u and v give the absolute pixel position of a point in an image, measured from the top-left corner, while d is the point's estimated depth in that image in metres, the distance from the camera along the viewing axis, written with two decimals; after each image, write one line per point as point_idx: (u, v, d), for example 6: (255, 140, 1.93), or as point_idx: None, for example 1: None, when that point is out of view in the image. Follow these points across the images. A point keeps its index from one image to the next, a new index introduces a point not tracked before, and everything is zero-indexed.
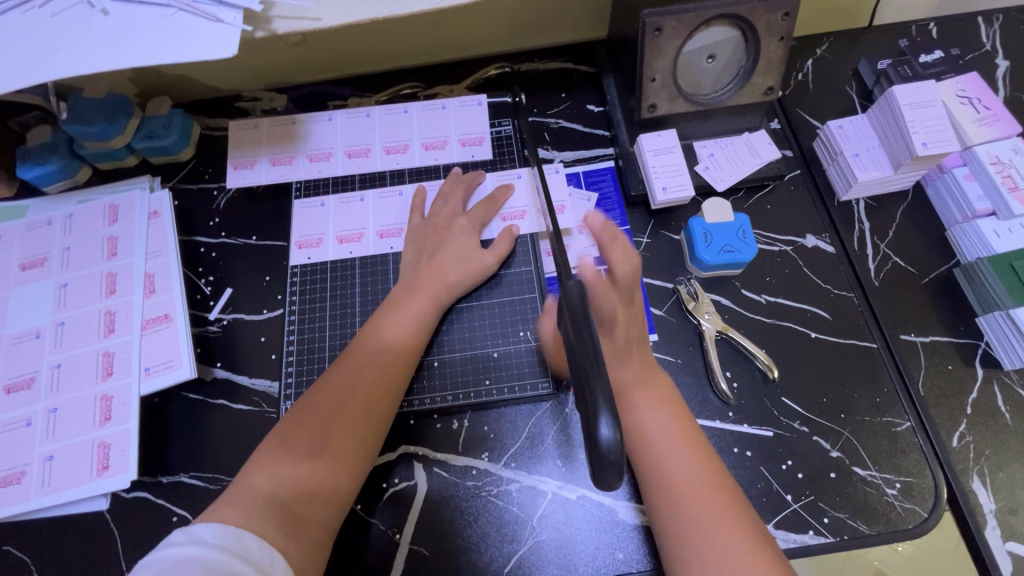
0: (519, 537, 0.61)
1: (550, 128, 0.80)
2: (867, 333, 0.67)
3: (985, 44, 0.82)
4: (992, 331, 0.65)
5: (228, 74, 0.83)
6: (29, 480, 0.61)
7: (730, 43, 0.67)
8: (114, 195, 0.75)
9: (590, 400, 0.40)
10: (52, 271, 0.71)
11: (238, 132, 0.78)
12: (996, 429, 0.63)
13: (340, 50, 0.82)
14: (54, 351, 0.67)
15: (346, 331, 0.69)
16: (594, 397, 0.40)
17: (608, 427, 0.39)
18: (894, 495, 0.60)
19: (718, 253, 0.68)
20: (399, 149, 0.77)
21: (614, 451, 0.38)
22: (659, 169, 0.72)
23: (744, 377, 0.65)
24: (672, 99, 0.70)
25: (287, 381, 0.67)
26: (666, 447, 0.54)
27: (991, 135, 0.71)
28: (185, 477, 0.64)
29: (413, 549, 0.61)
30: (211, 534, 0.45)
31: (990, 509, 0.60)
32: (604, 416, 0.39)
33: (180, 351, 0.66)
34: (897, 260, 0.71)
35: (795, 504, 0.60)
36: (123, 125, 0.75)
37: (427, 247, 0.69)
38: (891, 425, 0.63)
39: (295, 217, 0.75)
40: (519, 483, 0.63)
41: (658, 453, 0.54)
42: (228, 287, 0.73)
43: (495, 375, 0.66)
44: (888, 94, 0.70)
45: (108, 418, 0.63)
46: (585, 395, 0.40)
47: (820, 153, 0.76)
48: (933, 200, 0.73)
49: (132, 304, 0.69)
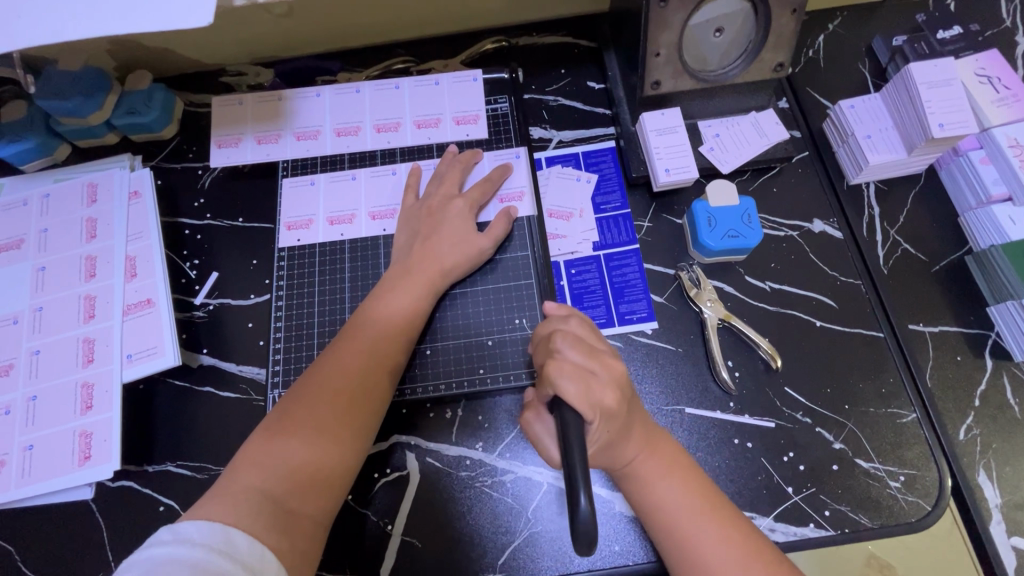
0: (514, 528, 0.59)
1: (548, 106, 0.77)
2: (874, 322, 0.65)
3: (1005, 19, 0.78)
4: (1003, 321, 0.63)
5: (211, 47, 0.79)
6: (10, 470, 0.59)
7: (739, 16, 0.63)
8: (93, 174, 0.72)
9: (570, 477, 0.43)
10: (29, 254, 0.68)
11: (222, 108, 0.75)
12: (1004, 421, 0.61)
13: (328, 22, 0.78)
14: (32, 336, 0.64)
15: (335, 317, 0.67)
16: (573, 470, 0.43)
17: (585, 500, 0.41)
18: (897, 488, 0.59)
19: (722, 238, 0.65)
20: (390, 127, 0.74)
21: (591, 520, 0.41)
22: (662, 150, 0.69)
23: (746, 367, 0.63)
24: (676, 76, 0.67)
25: (274, 368, 0.65)
26: (667, 484, 0.52)
27: (1010, 117, 0.68)
28: (171, 466, 0.63)
29: (405, 540, 0.59)
30: (198, 532, 0.44)
31: (995, 503, 0.59)
32: (583, 490, 0.42)
33: (163, 337, 0.64)
34: (907, 247, 0.68)
35: (795, 497, 0.59)
36: (101, 100, 0.71)
37: (422, 230, 0.66)
38: (896, 417, 0.61)
39: (284, 197, 0.72)
40: (513, 473, 0.61)
41: (657, 484, 0.52)
42: (213, 272, 0.71)
43: (489, 363, 0.64)
44: (904, 72, 0.67)
45: (89, 407, 0.61)
46: (567, 470, 0.43)
47: (830, 134, 0.73)
48: (947, 185, 0.70)
49: (113, 288, 0.66)
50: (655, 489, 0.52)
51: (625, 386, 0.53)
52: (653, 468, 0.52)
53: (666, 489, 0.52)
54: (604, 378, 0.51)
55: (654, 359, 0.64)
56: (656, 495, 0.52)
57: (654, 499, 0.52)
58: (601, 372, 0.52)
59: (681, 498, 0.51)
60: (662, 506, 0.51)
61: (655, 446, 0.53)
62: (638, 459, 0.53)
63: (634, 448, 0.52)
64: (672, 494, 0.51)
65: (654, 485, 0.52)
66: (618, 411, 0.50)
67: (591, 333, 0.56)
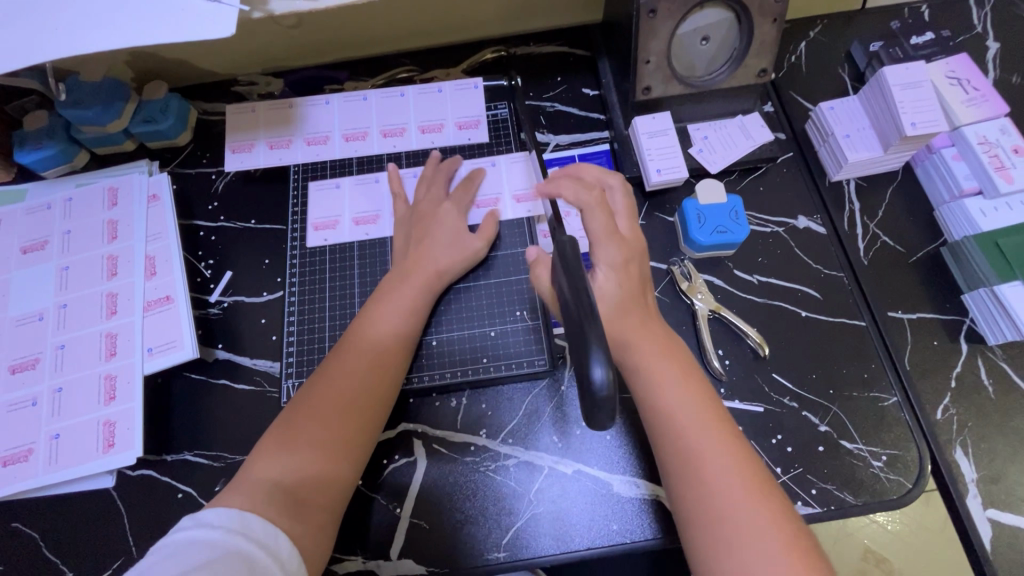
0: (517, 510, 0.62)
1: (546, 111, 0.81)
2: (856, 311, 0.68)
3: (976, 26, 0.82)
4: (977, 307, 0.67)
5: (224, 58, 0.83)
6: (37, 458, 0.62)
7: (724, 25, 0.67)
8: (113, 178, 0.75)
9: (583, 343, 0.42)
10: (53, 254, 0.72)
11: (235, 116, 0.78)
12: (979, 402, 0.65)
13: (335, 33, 0.82)
14: (57, 332, 0.68)
15: (345, 311, 0.70)
16: (588, 343, 0.42)
17: (601, 371, 0.41)
18: (880, 467, 0.62)
19: (710, 233, 0.69)
20: (396, 132, 0.78)
21: (605, 391, 0.41)
22: (653, 151, 0.73)
23: (735, 355, 0.67)
24: (666, 81, 0.71)
25: (288, 361, 0.68)
26: (672, 390, 0.54)
27: (980, 116, 0.72)
28: (189, 455, 0.66)
29: (414, 523, 0.62)
30: (216, 516, 0.47)
31: (972, 479, 0.62)
32: (598, 360, 0.41)
33: (182, 332, 0.67)
34: (887, 241, 0.72)
35: (784, 476, 0.62)
36: (120, 109, 0.75)
37: (415, 233, 0.69)
38: (877, 400, 0.64)
39: (312, 199, 0.75)
40: (516, 458, 0.64)
41: (668, 391, 0.54)
42: (228, 271, 0.74)
43: (491, 353, 0.67)
44: (879, 75, 0.71)
45: (112, 397, 0.65)
46: (579, 339, 0.42)
47: (812, 135, 0.77)
48: (922, 180, 0.74)
49: (134, 286, 0.69)
50: (665, 395, 0.54)
51: (631, 266, 0.60)
52: (668, 377, 0.55)
53: (672, 395, 0.54)
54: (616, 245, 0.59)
55: None
56: (666, 401, 0.54)
57: (663, 405, 0.54)
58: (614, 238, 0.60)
59: (689, 408, 0.53)
60: (669, 413, 0.53)
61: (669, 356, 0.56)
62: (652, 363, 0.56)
63: (647, 347, 0.57)
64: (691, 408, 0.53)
65: (665, 398, 0.54)
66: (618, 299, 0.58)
67: (600, 207, 0.61)
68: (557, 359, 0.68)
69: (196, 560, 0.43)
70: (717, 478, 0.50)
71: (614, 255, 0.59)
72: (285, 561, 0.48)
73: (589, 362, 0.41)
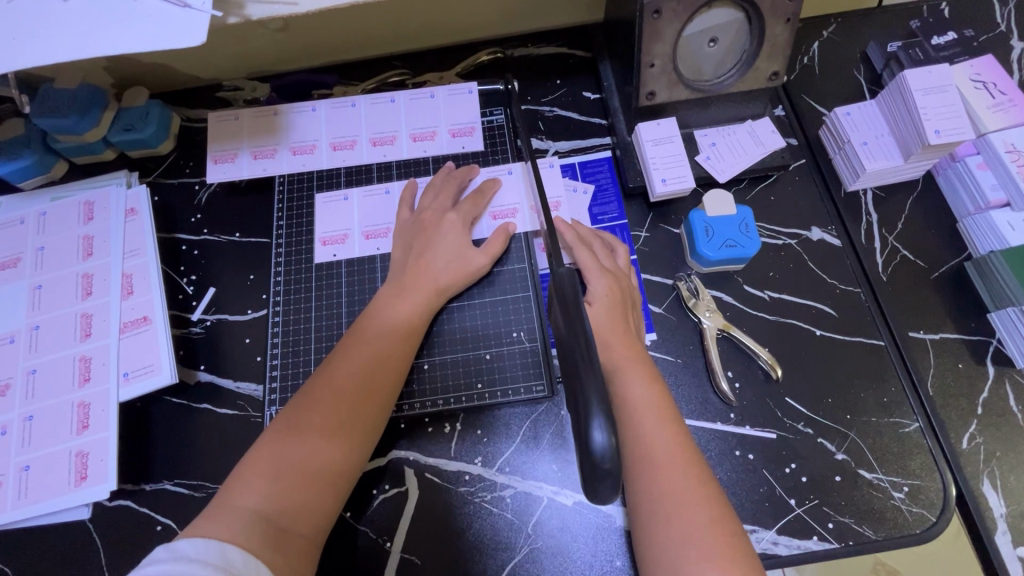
0: (514, 544, 0.59)
1: (544, 117, 0.77)
2: (875, 330, 0.64)
3: (1000, 24, 0.78)
4: (1004, 328, 0.63)
5: (207, 63, 0.79)
6: (6, 491, 0.59)
7: (733, 26, 0.63)
8: (89, 191, 0.72)
9: (583, 402, 0.40)
10: (26, 272, 0.68)
11: (217, 124, 0.74)
12: (1006, 429, 0.61)
13: (323, 36, 0.78)
14: (29, 356, 0.64)
15: (333, 331, 0.67)
16: (587, 398, 0.39)
17: (601, 433, 0.38)
18: (901, 499, 0.58)
19: (719, 248, 0.65)
20: (386, 141, 0.74)
21: (608, 455, 0.38)
22: (658, 160, 0.69)
23: (746, 377, 0.63)
24: (671, 86, 0.67)
25: (271, 386, 0.64)
26: (651, 426, 0.52)
27: (1007, 123, 0.68)
28: (169, 485, 0.62)
29: (405, 558, 0.59)
30: (194, 549, 0.44)
31: (1000, 513, 0.58)
32: (597, 423, 0.39)
33: (160, 355, 0.64)
34: (906, 254, 0.68)
35: (798, 509, 0.58)
36: (97, 117, 0.72)
37: (416, 244, 0.65)
38: (897, 426, 0.61)
39: (319, 212, 0.71)
40: (513, 488, 0.61)
41: (649, 433, 0.52)
42: (211, 287, 0.71)
43: (488, 377, 0.64)
44: (899, 79, 0.66)
45: (86, 426, 0.61)
46: (580, 395, 0.40)
47: (826, 141, 0.73)
48: (945, 190, 0.70)
49: (110, 306, 0.66)
50: (641, 427, 0.52)
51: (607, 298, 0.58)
52: (645, 410, 0.53)
53: (654, 435, 0.52)
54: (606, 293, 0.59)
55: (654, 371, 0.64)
56: (649, 447, 0.51)
57: (643, 447, 0.51)
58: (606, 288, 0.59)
59: (672, 452, 0.51)
60: (647, 456, 0.51)
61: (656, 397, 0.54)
62: (638, 399, 0.54)
63: (638, 385, 0.55)
64: (666, 445, 0.51)
65: (649, 440, 0.52)
66: (608, 334, 0.57)
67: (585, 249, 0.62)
68: (556, 383, 0.64)
69: None
70: (686, 518, 0.48)
71: (602, 294, 0.59)
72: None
73: (590, 423, 0.39)
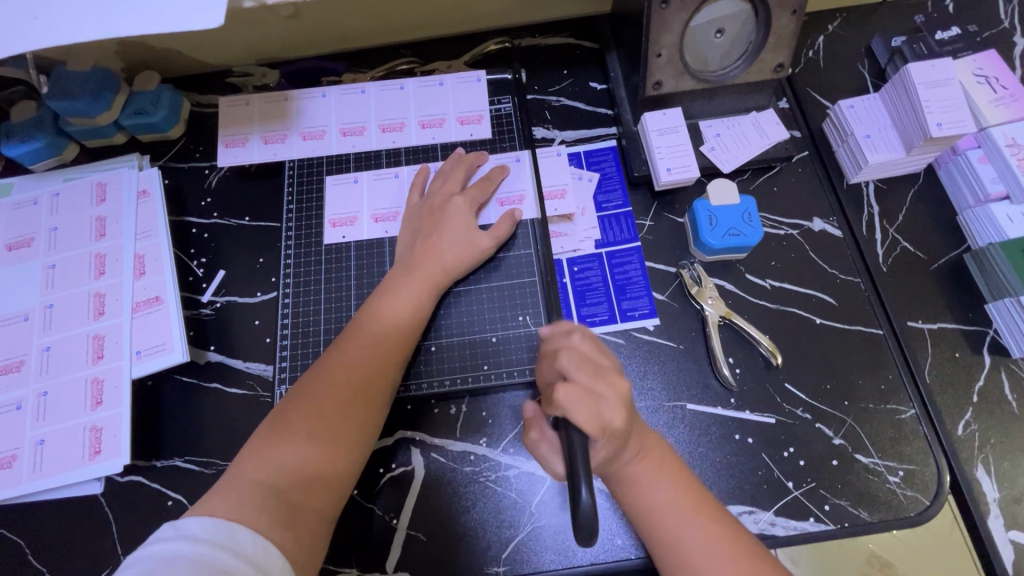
0: (517, 522, 0.60)
1: (551, 106, 0.78)
2: (873, 319, 0.66)
3: (1003, 20, 0.78)
4: (1002, 318, 0.64)
5: (218, 48, 0.80)
6: (21, 464, 0.60)
7: (740, 17, 0.64)
8: (102, 173, 0.73)
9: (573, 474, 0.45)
10: (39, 252, 0.69)
11: (229, 109, 0.75)
12: (1001, 417, 0.62)
13: (333, 23, 0.79)
14: (43, 333, 0.65)
15: (342, 313, 0.68)
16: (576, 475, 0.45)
17: (587, 495, 0.44)
18: (896, 483, 0.59)
19: (722, 236, 0.66)
20: (395, 127, 0.75)
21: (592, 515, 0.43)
22: (663, 149, 0.70)
23: (747, 364, 0.64)
24: (678, 76, 0.68)
25: (282, 365, 0.66)
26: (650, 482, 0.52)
27: (1007, 117, 0.69)
28: (180, 461, 0.64)
29: (410, 535, 0.60)
30: (201, 528, 0.44)
31: (993, 498, 0.60)
32: (584, 485, 0.45)
33: (172, 334, 0.65)
34: (906, 245, 0.69)
35: (795, 491, 0.59)
36: (110, 100, 0.72)
37: (423, 228, 0.66)
38: (895, 413, 0.62)
39: (328, 195, 0.72)
40: (517, 469, 0.62)
41: (647, 487, 0.52)
42: (220, 270, 0.72)
43: (493, 359, 0.65)
44: (903, 72, 0.67)
45: (99, 402, 0.62)
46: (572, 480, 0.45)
47: (829, 133, 0.73)
48: (945, 183, 0.71)
49: (123, 286, 0.67)
50: (639, 486, 0.52)
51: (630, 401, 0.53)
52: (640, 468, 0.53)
53: (653, 491, 0.52)
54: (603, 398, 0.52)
55: (655, 356, 0.65)
56: (648, 498, 0.52)
57: (647, 503, 0.52)
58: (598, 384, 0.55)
59: (671, 497, 0.52)
60: (652, 508, 0.52)
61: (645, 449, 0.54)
62: (633, 461, 0.53)
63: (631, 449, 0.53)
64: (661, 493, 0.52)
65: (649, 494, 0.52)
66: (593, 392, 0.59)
67: (597, 348, 0.55)
68: None
69: None
70: (683, 552, 0.50)
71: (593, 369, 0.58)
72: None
73: (579, 483, 0.45)
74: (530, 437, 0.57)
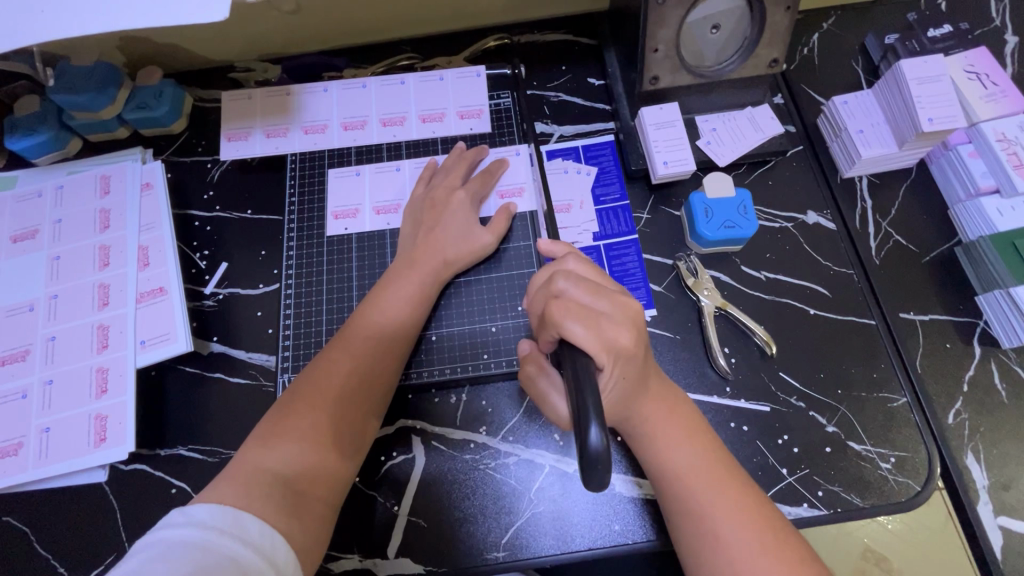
0: (516, 508, 0.61)
1: (550, 101, 0.79)
2: (866, 310, 0.67)
3: (994, 18, 0.80)
4: (991, 310, 0.65)
5: (220, 44, 0.81)
6: (26, 451, 0.61)
7: (735, 13, 0.66)
8: (106, 166, 0.74)
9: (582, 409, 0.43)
10: (44, 243, 0.70)
11: (232, 103, 0.77)
12: (991, 406, 0.63)
13: (335, 19, 0.80)
14: (48, 323, 0.66)
15: (344, 305, 0.69)
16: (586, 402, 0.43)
17: (597, 432, 0.41)
18: (888, 469, 0.61)
19: (718, 228, 0.67)
20: (396, 122, 0.76)
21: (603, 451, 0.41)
22: (660, 143, 0.71)
23: (742, 353, 0.65)
24: (674, 71, 0.69)
25: (284, 355, 0.67)
26: (680, 445, 0.54)
27: (997, 112, 0.70)
28: (183, 450, 0.64)
29: (411, 521, 0.61)
30: (208, 515, 0.45)
31: (982, 484, 0.61)
32: (594, 422, 0.42)
33: (175, 324, 0.66)
34: (898, 239, 0.70)
35: (790, 478, 0.61)
36: (113, 95, 0.73)
37: (425, 221, 0.67)
38: (887, 401, 0.63)
39: (331, 188, 0.73)
40: (516, 456, 0.63)
41: (669, 452, 0.53)
42: (223, 262, 0.72)
43: (492, 349, 0.66)
44: (895, 68, 0.69)
45: (104, 391, 0.63)
46: (578, 404, 0.44)
47: (823, 128, 0.75)
48: (937, 178, 0.72)
49: (127, 277, 0.68)
50: (669, 451, 0.53)
51: (643, 326, 0.53)
52: (665, 430, 0.54)
53: (678, 453, 0.53)
54: (615, 321, 0.51)
55: (652, 346, 0.66)
56: (670, 460, 0.53)
57: (670, 463, 0.53)
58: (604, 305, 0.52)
59: (698, 465, 0.52)
60: (673, 466, 0.53)
61: (670, 410, 0.55)
62: (648, 420, 0.55)
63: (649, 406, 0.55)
64: (687, 460, 0.53)
65: (668, 447, 0.53)
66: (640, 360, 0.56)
67: (594, 272, 0.57)
68: None
69: (185, 564, 0.41)
70: (708, 515, 0.50)
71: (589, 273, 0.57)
72: (280, 566, 0.45)
73: (587, 421, 0.42)
74: (527, 372, 0.57)
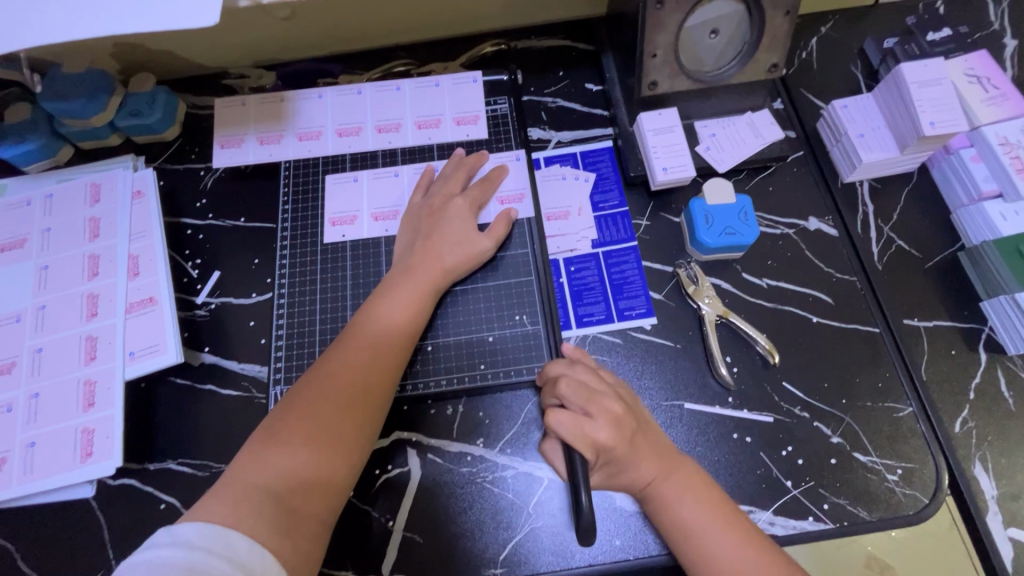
0: (515, 524, 0.60)
1: (547, 107, 0.78)
2: (868, 317, 0.66)
3: (993, 22, 0.79)
4: (997, 316, 0.64)
5: (213, 50, 0.80)
6: (11, 467, 0.60)
7: (733, 18, 0.65)
8: (96, 174, 0.72)
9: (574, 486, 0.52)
10: (32, 253, 0.69)
11: (224, 110, 0.76)
12: (998, 414, 0.62)
13: (329, 25, 0.79)
14: (35, 334, 0.65)
15: (338, 313, 0.67)
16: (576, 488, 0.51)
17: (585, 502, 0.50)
18: (895, 481, 0.59)
19: (718, 235, 0.66)
20: (391, 128, 0.75)
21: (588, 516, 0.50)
22: (658, 148, 0.70)
23: (744, 362, 0.64)
24: (673, 76, 0.68)
25: (276, 365, 0.65)
26: (684, 500, 0.54)
27: (999, 116, 0.70)
28: (173, 464, 0.63)
29: (407, 536, 0.60)
30: (196, 535, 0.44)
31: (991, 496, 0.60)
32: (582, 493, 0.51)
33: (166, 335, 0.64)
34: (901, 244, 0.69)
35: (794, 490, 0.59)
36: (104, 102, 0.72)
37: (423, 228, 0.66)
38: (893, 410, 0.62)
39: (327, 194, 0.72)
40: (514, 469, 0.61)
41: (673, 505, 0.54)
42: (215, 270, 0.71)
43: (490, 359, 0.65)
44: (896, 72, 0.68)
45: (92, 404, 0.62)
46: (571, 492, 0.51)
47: (824, 134, 0.74)
48: (939, 183, 0.71)
49: (116, 286, 0.67)
50: (672, 505, 0.54)
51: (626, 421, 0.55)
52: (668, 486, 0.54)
53: (684, 507, 0.53)
54: (599, 420, 0.54)
55: (653, 354, 0.65)
56: (679, 514, 0.53)
57: (675, 519, 0.53)
58: (595, 413, 0.54)
59: (702, 519, 0.53)
60: (682, 520, 0.53)
61: (670, 466, 0.55)
62: (655, 481, 0.54)
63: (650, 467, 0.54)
64: (694, 513, 0.53)
65: (674, 506, 0.53)
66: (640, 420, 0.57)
67: (594, 376, 0.58)
68: None
69: None
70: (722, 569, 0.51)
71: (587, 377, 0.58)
72: None
73: (577, 492, 0.51)
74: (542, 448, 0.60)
